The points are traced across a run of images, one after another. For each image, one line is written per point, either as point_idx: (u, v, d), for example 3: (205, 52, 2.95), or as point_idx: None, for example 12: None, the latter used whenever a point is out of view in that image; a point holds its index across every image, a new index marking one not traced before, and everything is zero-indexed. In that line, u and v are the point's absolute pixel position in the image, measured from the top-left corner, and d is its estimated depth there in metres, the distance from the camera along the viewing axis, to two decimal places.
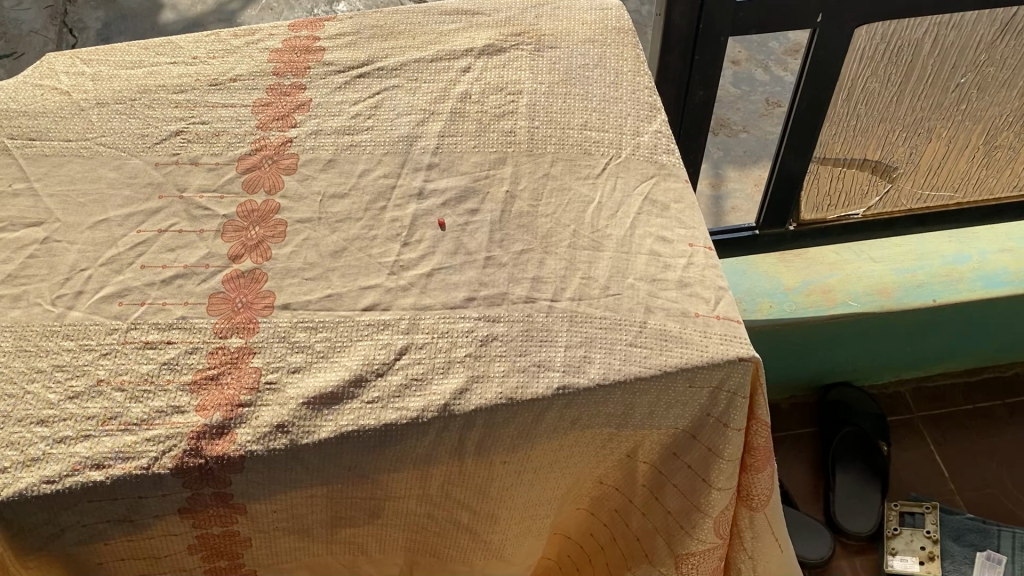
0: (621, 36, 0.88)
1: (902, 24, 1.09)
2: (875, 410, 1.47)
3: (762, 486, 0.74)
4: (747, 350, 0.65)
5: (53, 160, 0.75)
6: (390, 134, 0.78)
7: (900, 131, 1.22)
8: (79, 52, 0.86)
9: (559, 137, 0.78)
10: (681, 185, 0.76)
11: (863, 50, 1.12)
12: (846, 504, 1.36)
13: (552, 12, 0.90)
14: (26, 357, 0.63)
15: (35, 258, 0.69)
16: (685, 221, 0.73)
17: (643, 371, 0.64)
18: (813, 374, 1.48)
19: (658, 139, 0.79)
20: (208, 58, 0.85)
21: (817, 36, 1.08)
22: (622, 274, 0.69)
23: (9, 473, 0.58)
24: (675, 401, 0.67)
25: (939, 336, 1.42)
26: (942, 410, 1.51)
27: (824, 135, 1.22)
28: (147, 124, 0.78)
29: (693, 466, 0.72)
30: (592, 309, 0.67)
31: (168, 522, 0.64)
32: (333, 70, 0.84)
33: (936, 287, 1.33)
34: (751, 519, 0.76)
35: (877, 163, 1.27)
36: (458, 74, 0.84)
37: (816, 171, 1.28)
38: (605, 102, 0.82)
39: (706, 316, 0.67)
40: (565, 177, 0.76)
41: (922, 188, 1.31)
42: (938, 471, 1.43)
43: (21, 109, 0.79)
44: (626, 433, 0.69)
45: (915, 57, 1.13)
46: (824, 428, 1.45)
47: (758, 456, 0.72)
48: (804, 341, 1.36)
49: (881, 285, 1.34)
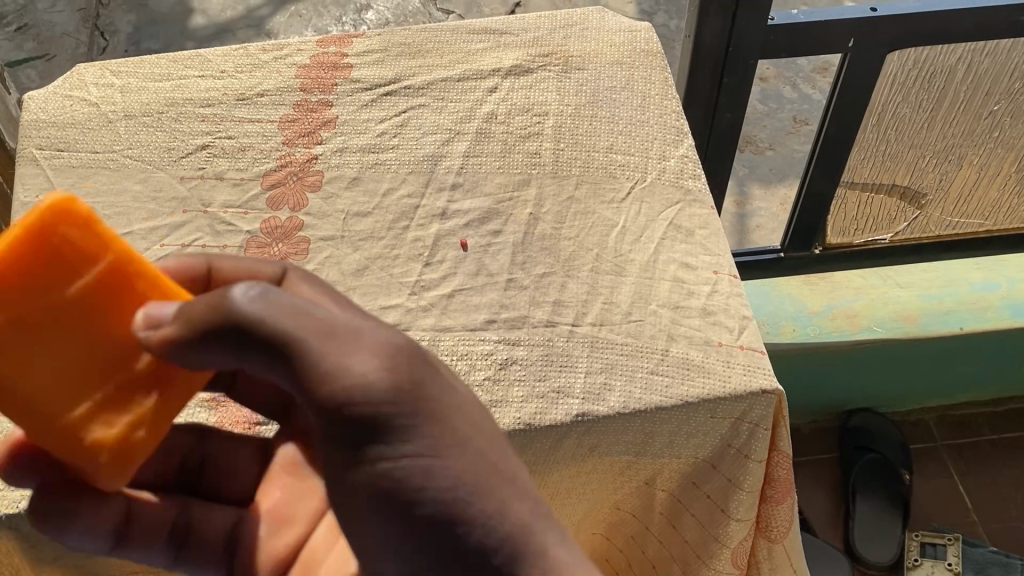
0: (649, 59, 0.88)
1: (935, 50, 1.08)
2: (897, 437, 1.44)
3: (781, 518, 0.72)
4: (771, 382, 0.64)
5: (79, 172, 0.76)
6: (415, 154, 0.78)
7: (931, 158, 1.20)
8: (108, 64, 0.87)
9: (584, 159, 0.78)
10: (706, 212, 0.75)
11: (894, 75, 1.11)
12: (865, 531, 1.33)
13: (580, 33, 0.90)
14: None
15: None
16: (709, 248, 0.73)
17: (664, 401, 0.63)
18: (835, 399, 1.46)
19: (684, 164, 0.78)
20: (235, 73, 0.85)
21: (848, 59, 1.07)
22: (644, 300, 0.69)
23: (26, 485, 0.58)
24: (696, 430, 0.65)
25: (964, 364, 1.40)
26: (967, 439, 1.48)
27: (852, 160, 1.21)
28: (173, 138, 0.79)
29: (712, 496, 0.71)
30: (614, 335, 0.66)
31: None
32: (360, 87, 0.84)
33: (962, 316, 1.31)
34: (769, 550, 0.75)
35: (906, 189, 1.25)
36: (484, 94, 0.83)
37: (843, 196, 1.26)
38: (631, 125, 0.81)
39: (729, 346, 0.66)
40: (589, 201, 0.75)
41: (952, 215, 1.29)
42: (960, 500, 1.40)
43: (49, 121, 0.80)
44: (644, 461, 0.68)
45: (948, 84, 1.12)
46: (846, 455, 1.43)
47: (778, 488, 0.70)
48: (828, 366, 1.34)
49: (907, 310, 1.31)
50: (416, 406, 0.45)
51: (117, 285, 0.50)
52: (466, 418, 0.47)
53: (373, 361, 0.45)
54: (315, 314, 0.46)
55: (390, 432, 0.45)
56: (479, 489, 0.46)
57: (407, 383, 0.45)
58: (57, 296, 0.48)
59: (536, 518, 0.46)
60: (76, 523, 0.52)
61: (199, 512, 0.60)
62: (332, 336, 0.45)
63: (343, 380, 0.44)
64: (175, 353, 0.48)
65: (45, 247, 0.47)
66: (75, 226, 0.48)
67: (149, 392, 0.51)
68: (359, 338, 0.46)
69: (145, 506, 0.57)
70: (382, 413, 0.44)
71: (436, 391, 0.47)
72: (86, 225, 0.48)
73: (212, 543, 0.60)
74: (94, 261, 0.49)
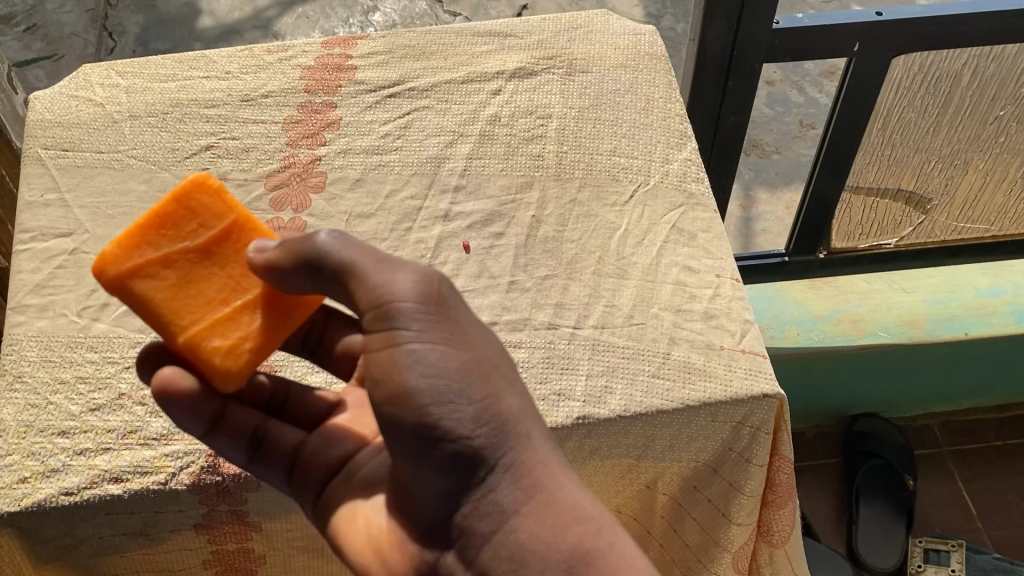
0: (653, 62, 0.88)
1: (940, 54, 1.07)
2: (900, 443, 1.42)
3: (783, 523, 0.72)
4: (772, 387, 0.64)
5: (84, 172, 0.76)
6: (418, 155, 0.78)
7: (936, 162, 1.20)
8: (114, 65, 0.87)
9: (587, 162, 0.78)
10: (710, 215, 0.75)
11: (900, 80, 1.10)
12: (869, 537, 1.32)
13: (585, 36, 0.90)
14: (50, 369, 0.64)
15: (63, 270, 0.70)
16: (712, 251, 0.73)
17: (665, 404, 0.63)
18: (840, 404, 1.45)
19: (687, 168, 0.78)
20: (240, 74, 0.85)
21: (854, 64, 1.07)
22: (646, 303, 0.68)
23: (28, 483, 0.58)
24: (697, 434, 0.65)
25: (969, 370, 1.39)
26: (972, 445, 1.47)
27: (857, 164, 1.21)
28: (178, 139, 0.79)
29: (713, 500, 0.71)
30: (615, 339, 0.66)
31: (182, 537, 0.64)
32: (364, 89, 0.84)
33: (968, 321, 1.28)
34: (770, 554, 0.74)
35: (911, 193, 1.24)
36: (488, 96, 0.83)
37: (848, 200, 1.26)
38: (634, 128, 0.81)
39: (731, 349, 0.66)
40: (591, 204, 0.75)
41: (957, 219, 1.29)
42: (965, 507, 1.39)
43: (55, 121, 0.80)
44: (645, 465, 0.68)
45: (953, 89, 1.11)
46: (850, 460, 1.42)
47: (780, 493, 0.70)
48: (833, 371, 1.33)
49: (912, 316, 1.29)
50: (439, 315, 0.51)
51: (238, 237, 0.58)
52: (482, 337, 0.53)
53: (412, 278, 0.51)
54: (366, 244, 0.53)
55: (414, 329, 0.50)
56: (482, 383, 0.51)
57: (435, 294, 0.51)
58: (191, 247, 0.57)
59: (522, 414, 0.52)
60: (179, 402, 0.55)
61: (276, 425, 0.60)
62: (378, 257, 0.52)
63: (384, 290, 0.50)
64: (271, 274, 0.54)
65: (182, 210, 0.57)
66: (204, 194, 0.58)
67: (264, 317, 0.57)
68: (398, 260, 0.52)
69: (236, 408, 0.59)
70: (411, 318, 0.50)
71: (458, 309, 0.53)
72: (216, 193, 0.58)
73: (281, 452, 0.59)
74: (218, 219, 0.58)
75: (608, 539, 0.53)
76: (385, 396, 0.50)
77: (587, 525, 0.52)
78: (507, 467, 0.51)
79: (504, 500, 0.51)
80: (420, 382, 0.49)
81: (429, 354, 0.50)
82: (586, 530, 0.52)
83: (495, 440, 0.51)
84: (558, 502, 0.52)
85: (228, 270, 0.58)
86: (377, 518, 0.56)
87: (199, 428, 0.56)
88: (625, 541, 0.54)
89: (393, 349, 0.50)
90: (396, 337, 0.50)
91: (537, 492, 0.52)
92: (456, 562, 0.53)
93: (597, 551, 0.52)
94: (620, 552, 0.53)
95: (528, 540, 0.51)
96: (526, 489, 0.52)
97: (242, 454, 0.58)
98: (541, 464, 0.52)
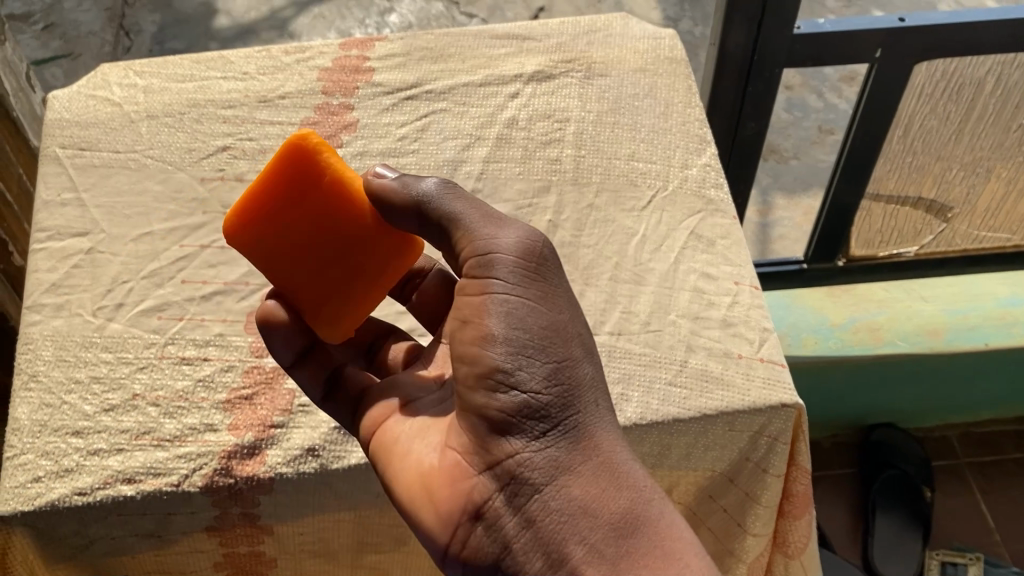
0: (672, 66, 0.87)
1: (963, 61, 1.06)
2: (918, 453, 1.40)
3: (799, 534, 0.70)
4: (791, 397, 0.63)
5: (100, 172, 0.76)
6: (435, 158, 0.78)
7: (958, 170, 1.18)
8: (132, 65, 0.87)
9: (605, 167, 0.77)
10: (729, 222, 0.74)
11: (922, 86, 1.09)
12: (886, 549, 1.29)
13: (603, 40, 0.89)
14: (65, 368, 0.64)
15: (79, 269, 0.70)
16: (730, 258, 0.72)
17: (681, 413, 0.62)
18: (857, 414, 1.43)
19: (706, 173, 0.77)
20: (258, 75, 0.85)
21: (875, 70, 1.06)
22: (663, 310, 0.68)
23: (41, 482, 0.58)
24: (714, 443, 0.64)
25: (990, 382, 1.37)
26: (991, 457, 1.45)
27: (877, 171, 1.19)
28: (195, 139, 0.79)
29: (728, 510, 0.70)
30: (631, 345, 0.66)
31: (194, 539, 0.63)
32: (381, 91, 0.84)
33: (989, 332, 1.25)
34: (786, 566, 0.73)
35: (931, 202, 1.23)
36: (506, 99, 0.83)
37: (868, 208, 1.24)
38: (653, 133, 0.80)
39: (749, 358, 0.66)
40: (609, 209, 0.74)
41: (978, 228, 1.27)
42: (982, 520, 1.38)
43: (73, 120, 0.81)
44: (661, 475, 0.67)
45: (977, 96, 1.10)
46: (866, 469, 1.40)
47: (796, 503, 0.69)
48: (851, 379, 1.31)
49: (931, 325, 1.26)
50: (535, 275, 0.56)
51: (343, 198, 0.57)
52: (573, 306, 0.57)
53: (516, 240, 0.56)
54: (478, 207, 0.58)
55: (506, 280, 0.55)
56: (565, 344, 0.54)
57: (534, 260, 0.56)
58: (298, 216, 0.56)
59: (593, 383, 0.55)
60: (282, 327, 0.60)
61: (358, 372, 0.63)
62: (484, 219, 0.57)
63: (486, 245, 0.56)
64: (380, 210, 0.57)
65: (285, 177, 0.55)
66: (309, 162, 0.55)
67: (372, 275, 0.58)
68: (500, 224, 0.57)
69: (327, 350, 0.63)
70: (507, 271, 0.55)
71: (555, 278, 0.57)
72: (316, 157, 0.56)
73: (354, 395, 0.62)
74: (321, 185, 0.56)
75: (658, 509, 0.53)
76: (471, 337, 0.54)
77: (638, 494, 0.53)
78: (571, 427, 0.53)
79: (561, 457, 0.53)
80: (506, 329, 0.53)
81: (519, 307, 0.54)
82: (638, 499, 0.53)
83: (564, 399, 0.53)
84: (612, 468, 0.53)
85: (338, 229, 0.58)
86: (431, 456, 0.56)
87: (288, 358, 0.61)
88: (672, 515, 0.54)
89: (484, 295, 0.55)
90: (489, 286, 0.55)
91: (595, 454, 0.53)
92: (504, 505, 0.53)
93: (647, 518, 0.53)
94: (669, 522, 0.53)
95: (580, 497, 0.52)
96: (583, 450, 0.53)
97: (319, 390, 0.61)
98: (601, 429, 0.54)
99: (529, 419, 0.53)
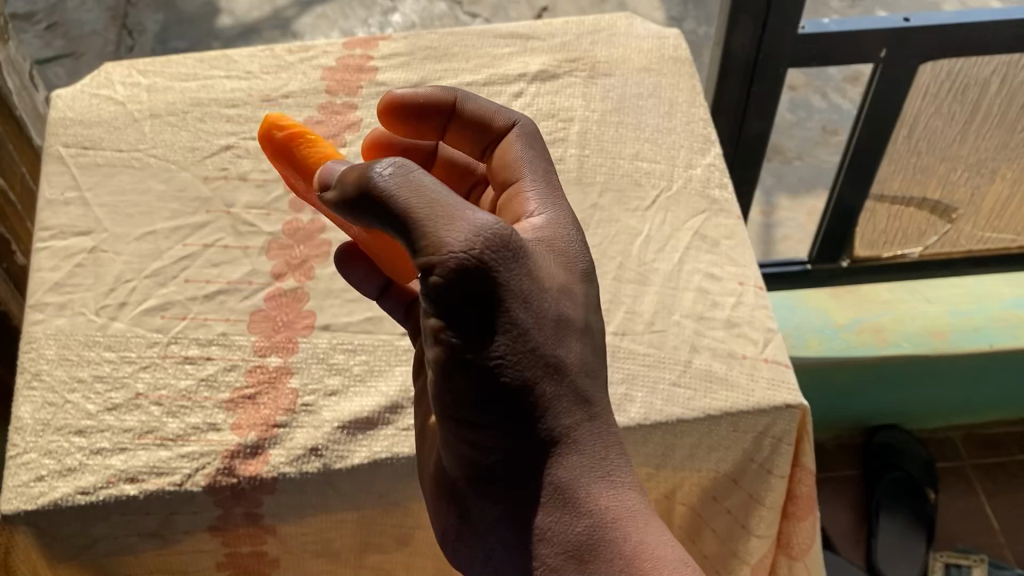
0: (677, 66, 0.87)
1: (968, 61, 1.06)
2: (922, 455, 1.40)
3: (803, 537, 0.70)
4: (795, 397, 0.63)
5: (103, 171, 0.76)
6: None
7: (963, 171, 1.17)
8: (135, 64, 0.87)
9: (609, 166, 0.77)
10: (733, 222, 0.74)
11: (927, 86, 1.09)
12: (889, 550, 1.29)
13: (608, 39, 0.89)
14: (68, 366, 0.64)
15: (82, 268, 0.70)
16: (735, 258, 0.72)
17: (685, 414, 0.62)
18: (860, 416, 1.42)
19: (710, 173, 0.77)
20: (261, 74, 0.85)
21: (880, 70, 1.06)
22: (667, 310, 0.68)
23: (45, 481, 0.58)
24: (718, 444, 0.64)
25: (994, 383, 1.36)
26: (995, 459, 1.45)
27: (882, 171, 1.19)
28: (198, 138, 0.79)
29: (732, 511, 0.69)
30: (635, 346, 0.65)
31: (197, 539, 0.63)
32: (385, 90, 0.83)
33: (994, 332, 1.24)
34: (791, 569, 0.72)
35: (936, 203, 1.22)
36: (510, 99, 0.83)
37: (872, 208, 1.25)
38: (657, 132, 0.80)
39: (753, 358, 0.65)
40: (613, 209, 0.74)
41: (983, 229, 1.27)
42: (986, 522, 1.37)
43: (76, 119, 0.80)
44: (664, 475, 0.66)
45: (982, 97, 1.09)
46: (869, 471, 1.39)
47: (800, 504, 0.68)
48: (855, 381, 1.31)
49: (936, 326, 1.25)
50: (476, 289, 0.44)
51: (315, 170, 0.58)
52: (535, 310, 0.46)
53: (449, 245, 0.43)
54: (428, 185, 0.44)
55: (441, 300, 0.44)
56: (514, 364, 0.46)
57: (482, 271, 0.43)
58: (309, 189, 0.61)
59: (551, 397, 0.48)
60: (357, 264, 0.61)
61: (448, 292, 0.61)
62: (430, 211, 0.43)
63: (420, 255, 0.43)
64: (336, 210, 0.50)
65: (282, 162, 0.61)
66: (287, 146, 0.59)
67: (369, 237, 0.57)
68: (447, 216, 0.43)
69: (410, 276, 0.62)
70: (440, 290, 0.43)
71: (516, 278, 0.45)
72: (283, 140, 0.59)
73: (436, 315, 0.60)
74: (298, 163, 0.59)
75: (624, 527, 0.49)
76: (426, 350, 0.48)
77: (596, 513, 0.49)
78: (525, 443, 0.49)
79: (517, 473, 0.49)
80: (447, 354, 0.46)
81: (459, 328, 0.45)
82: (594, 521, 0.49)
83: (513, 419, 0.48)
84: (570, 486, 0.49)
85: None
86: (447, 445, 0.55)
87: (372, 291, 0.61)
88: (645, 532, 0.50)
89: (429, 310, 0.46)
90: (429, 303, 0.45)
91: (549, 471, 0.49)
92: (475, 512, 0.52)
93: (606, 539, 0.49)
94: (638, 541, 0.49)
95: (539, 513, 0.50)
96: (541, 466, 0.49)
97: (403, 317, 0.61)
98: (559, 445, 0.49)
99: (480, 430, 0.48)
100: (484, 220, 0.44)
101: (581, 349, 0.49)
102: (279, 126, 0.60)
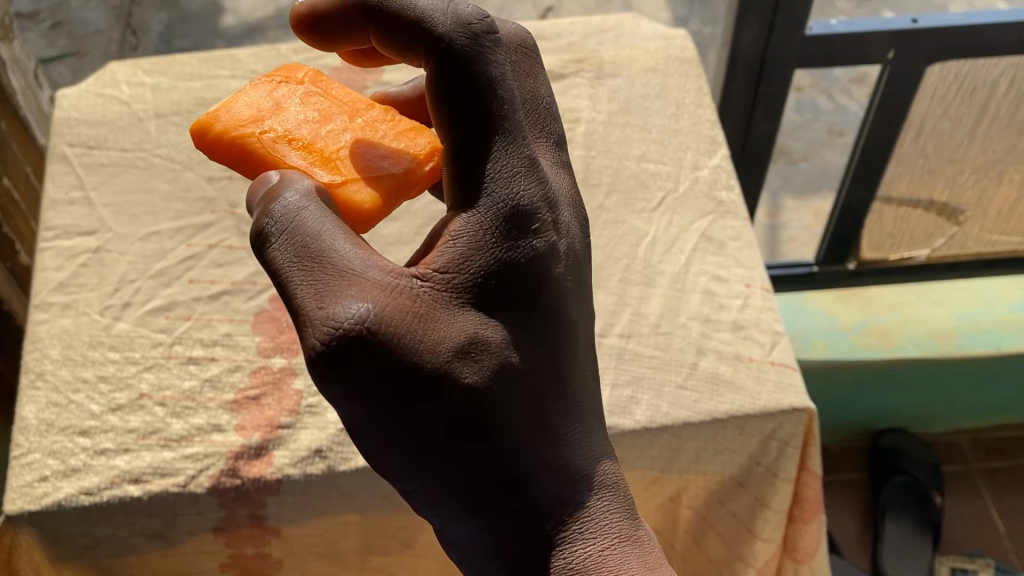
0: (683, 66, 0.86)
1: (977, 64, 1.05)
2: (928, 459, 1.39)
3: (809, 540, 0.69)
4: (802, 400, 0.63)
5: (108, 171, 0.76)
6: None
7: (970, 173, 1.17)
8: (140, 63, 0.87)
9: (615, 168, 0.77)
10: (740, 223, 0.74)
11: (935, 88, 1.08)
12: (895, 555, 1.28)
13: (614, 40, 0.88)
14: (72, 366, 0.63)
15: (87, 268, 0.69)
16: (742, 260, 0.71)
17: (691, 416, 0.62)
18: (867, 417, 1.41)
19: (717, 175, 0.77)
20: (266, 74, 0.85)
21: (887, 73, 1.05)
22: (673, 312, 0.67)
23: (48, 482, 0.58)
24: (724, 447, 0.64)
25: (1002, 386, 1.35)
26: (1002, 463, 1.44)
27: (889, 173, 1.19)
28: None
29: (737, 514, 0.69)
30: (641, 348, 0.65)
31: (200, 540, 0.62)
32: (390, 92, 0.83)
33: (1000, 334, 1.22)
34: (796, 573, 0.72)
35: (944, 205, 1.22)
36: None
37: (879, 210, 1.24)
38: (663, 134, 0.80)
39: (760, 361, 0.65)
40: (619, 210, 0.74)
41: (991, 232, 1.26)
42: (992, 527, 1.36)
43: (81, 118, 0.80)
44: (669, 477, 0.66)
45: (989, 99, 1.09)
46: (875, 475, 1.39)
47: (806, 508, 0.68)
48: (861, 381, 1.30)
49: (942, 328, 1.23)
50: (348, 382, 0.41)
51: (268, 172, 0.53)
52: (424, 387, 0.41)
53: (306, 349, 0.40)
54: (297, 262, 0.41)
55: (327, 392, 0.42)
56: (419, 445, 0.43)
57: (342, 370, 0.40)
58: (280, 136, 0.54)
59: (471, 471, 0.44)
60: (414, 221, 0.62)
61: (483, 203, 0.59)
62: (293, 306, 0.40)
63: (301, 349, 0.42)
64: None
65: None
66: (227, 158, 0.52)
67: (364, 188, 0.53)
68: (305, 310, 0.40)
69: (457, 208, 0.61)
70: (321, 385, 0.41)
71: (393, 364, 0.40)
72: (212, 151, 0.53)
73: None
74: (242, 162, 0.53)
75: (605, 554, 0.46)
76: None
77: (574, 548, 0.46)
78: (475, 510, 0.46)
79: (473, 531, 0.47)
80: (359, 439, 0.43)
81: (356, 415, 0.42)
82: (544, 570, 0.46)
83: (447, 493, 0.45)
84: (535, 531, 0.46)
85: (306, 151, 0.52)
86: None
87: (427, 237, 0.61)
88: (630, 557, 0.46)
89: None
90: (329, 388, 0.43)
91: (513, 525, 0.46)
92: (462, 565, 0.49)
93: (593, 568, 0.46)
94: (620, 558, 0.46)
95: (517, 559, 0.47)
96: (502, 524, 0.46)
97: None
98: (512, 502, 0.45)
99: (416, 501, 0.46)
100: (339, 314, 0.39)
101: (496, 419, 0.43)
102: (206, 140, 0.53)
